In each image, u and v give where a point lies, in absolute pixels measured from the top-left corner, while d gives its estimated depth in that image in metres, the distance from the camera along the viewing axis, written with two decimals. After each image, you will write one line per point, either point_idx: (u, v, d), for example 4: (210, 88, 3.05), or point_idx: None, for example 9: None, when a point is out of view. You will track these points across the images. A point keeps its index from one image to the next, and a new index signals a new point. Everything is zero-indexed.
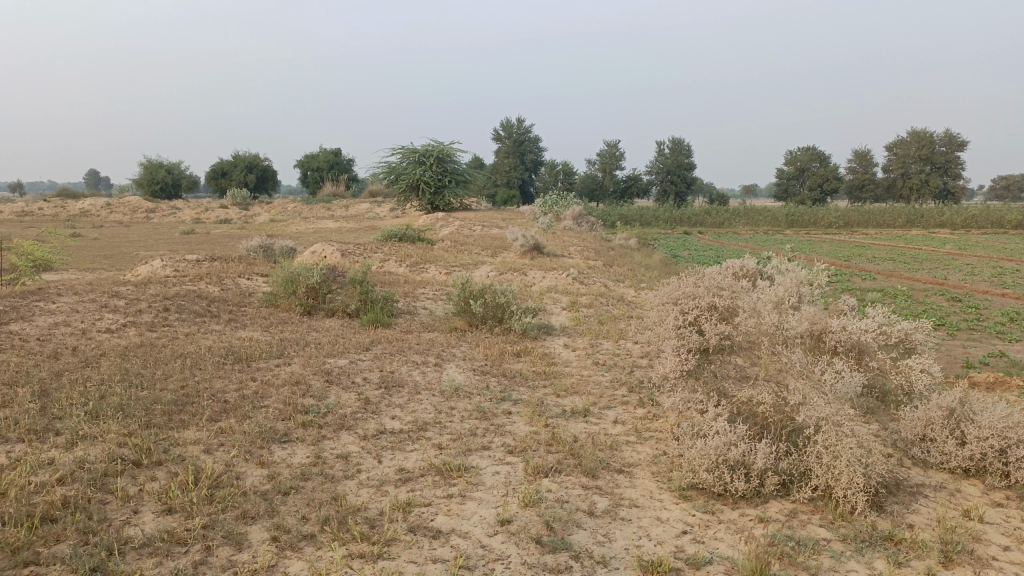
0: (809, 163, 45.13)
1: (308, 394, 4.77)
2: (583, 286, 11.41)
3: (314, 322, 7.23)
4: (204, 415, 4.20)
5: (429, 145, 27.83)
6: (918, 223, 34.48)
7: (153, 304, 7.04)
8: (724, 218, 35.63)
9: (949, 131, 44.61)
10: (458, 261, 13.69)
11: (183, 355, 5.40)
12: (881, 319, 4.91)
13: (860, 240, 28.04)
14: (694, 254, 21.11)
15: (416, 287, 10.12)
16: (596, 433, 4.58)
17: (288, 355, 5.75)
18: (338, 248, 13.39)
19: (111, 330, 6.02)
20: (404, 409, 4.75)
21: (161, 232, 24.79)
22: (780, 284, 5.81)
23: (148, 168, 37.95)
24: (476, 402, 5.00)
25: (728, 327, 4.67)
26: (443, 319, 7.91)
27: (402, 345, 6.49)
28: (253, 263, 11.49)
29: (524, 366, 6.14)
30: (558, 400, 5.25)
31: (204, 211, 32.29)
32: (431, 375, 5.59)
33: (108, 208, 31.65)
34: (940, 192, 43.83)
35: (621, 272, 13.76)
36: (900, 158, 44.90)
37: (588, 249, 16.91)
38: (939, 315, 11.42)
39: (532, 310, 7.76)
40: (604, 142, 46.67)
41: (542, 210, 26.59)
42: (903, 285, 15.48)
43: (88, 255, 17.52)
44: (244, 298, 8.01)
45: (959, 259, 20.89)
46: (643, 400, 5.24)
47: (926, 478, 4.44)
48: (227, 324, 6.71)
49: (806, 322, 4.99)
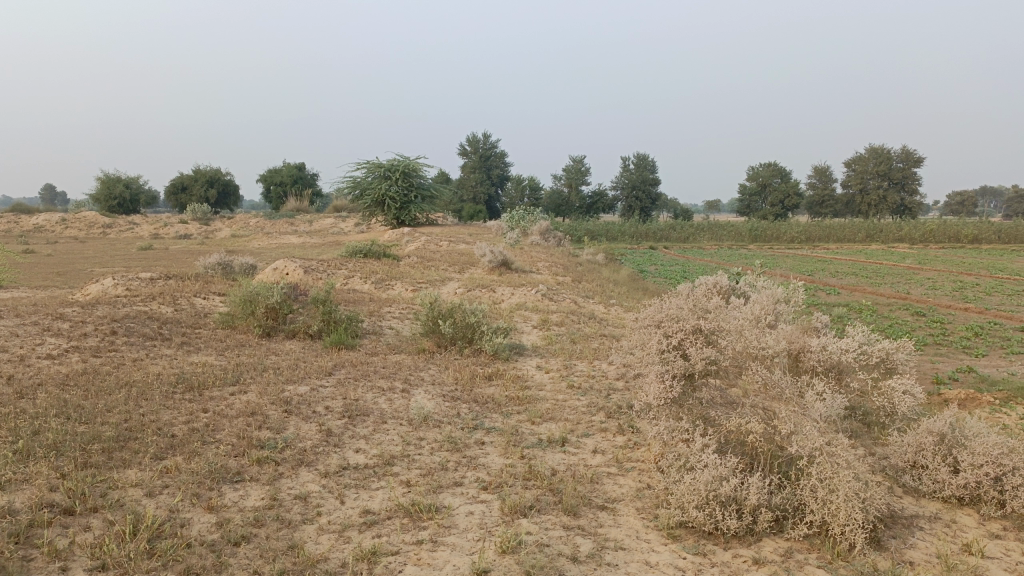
0: (770, 179, 45.69)
1: (265, 427, 4.42)
2: (553, 303, 11.18)
3: (275, 345, 6.85)
4: (149, 452, 3.83)
5: (394, 160, 27.56)
6: (878, 238, 34.97)
7: (99, 327, 6.62)
8: (689, 233, 35.88)
9: (906, 148, 45.52)
10: (425, 278, 13.39)
11: (129, 384, 5.01)
12: (862, 337, 4.70)
13: (822, 254, 28.32)
14: (660, 269, 21.07)
15: (381, 305, 9.80)
16: (575, 464, 4.30)
17: (244, 382, 5.38)
18: (300, 264, 13.00)
19: (52, 356, 5.60)
20: (369, 441, 4.42)
21: (118, 248, 24.11)
22: (757, 302, 5.63)
23: (106, 182, 37.01)
24: (446, 431, 4.69)
25: (714, 351, 4.29)
26: (410, 340, 7.59)
27: (366, 369, 6.15)
28: (212, 281, 11.05)
29: (496, 390, 5.85)
30: (533, 427, 4.97)
31: (163, 226, 31.52)
32: (397, 402, 5.26)
33: (62, 223, 30.76)
34: (897, 208, 44.66)
35: (590, 288, 13.57)
36: (858, 173, 45.65)
37: (556, 265, 16.71)
38: (906, 330, 11.38)
39: (502, 330, 7.49)
40: (569, 158, 46.79)
41: (509, 225, 26.43)
42: (867, 299, 15.53)
43: (38, 272, 16.87)
44: (199, 320, 7.60)
45: (918, 273, 21.14)
46: (622, 428, 4.98)
47: (920, 509, 4.23)
48: (179, 349, 6.31)
49: (785, 341, 4.76)
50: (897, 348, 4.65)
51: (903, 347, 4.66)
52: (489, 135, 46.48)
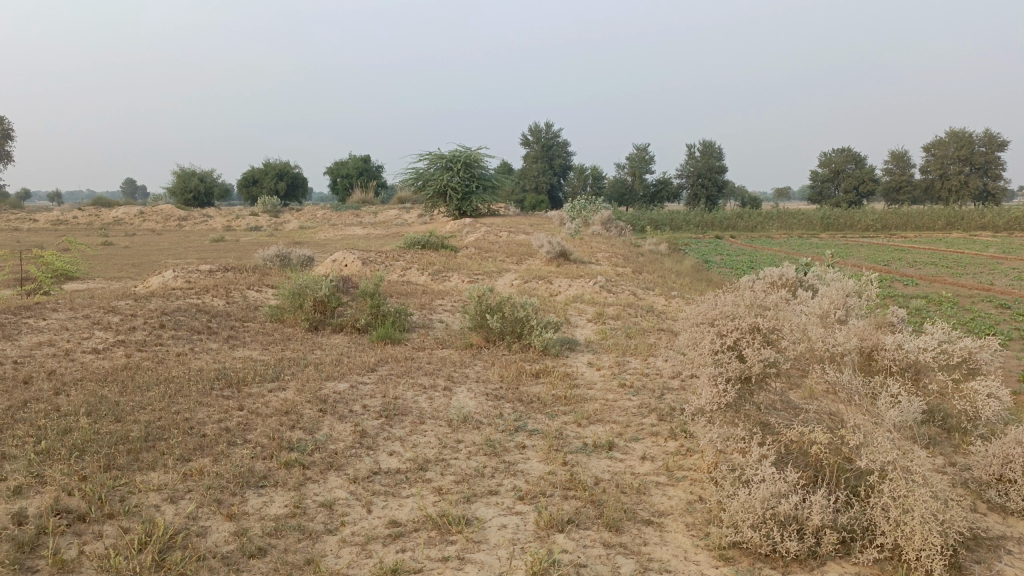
0: (844, 165, 44.02)
1: (298, 426, 4.26)
2: (611, 295, 10.86)
3: (320, 339, 6.73)
4: (174, 454, 3.72)
5: (456, 151, 27.48)
6: (959, 226, 33.27)
7: (149, 320, 6.61)
8: (757, 222, 34.82)
9: (990, 131, 43.26)
10: (482, 269, 13.21)
11: (168, 380, 4.94)
12: (942, 333, 4.26)
13: (899, 244, 27.05)
14: (726, 258, 20.43)
15: (434, 298, 9.62)
16: (620, 472, 4.02)
17: (283, 378, 5.24)
18: (358, 256, 12.99)
19: (97, 351, 5.60)
20: (405, 443, 4.22)
21: (191, 240, 24.74)
22: (825, 296, 5.22)
23: (181, 176, 38.08)
24: (485, 434, 4.45)
25: (775, 352, 3.86)
26: (459, 334, 7.38)
27: (410, 365, 5.97)
28: (269, 274, 11.09)
29: (543, 389, 5.58)
30: (579, 430, 4.70)
31: (234, 218, 32.25)
32: (438, 401, 5.05)
33: (140, 215, 31.76)
34: (980, 193, 42.51)
35: (651, 279, 13.16)
36: (938, 159, 43.59)
37: (617, 256, 16.30)
38: (989, 325, 10.66)
39: (553, 324, 7.20)
40: (633, 146, 45.98)
41: (570, 215, 26.09)
42: (946, 291, 14.69)
43: (114, 264, 17.40)
44: (249, 312, 7.56)
45: (1002, 262, 19.98)
46: (674, 431, 4.66)
47: (1008, 529, 3.79)
48: (224, 342, 6.24)
49: (854, 338, 4.34)
50: (982, 347, 4.20)
51: (987, 346, 4.19)
52: (551, 124, 46.08)
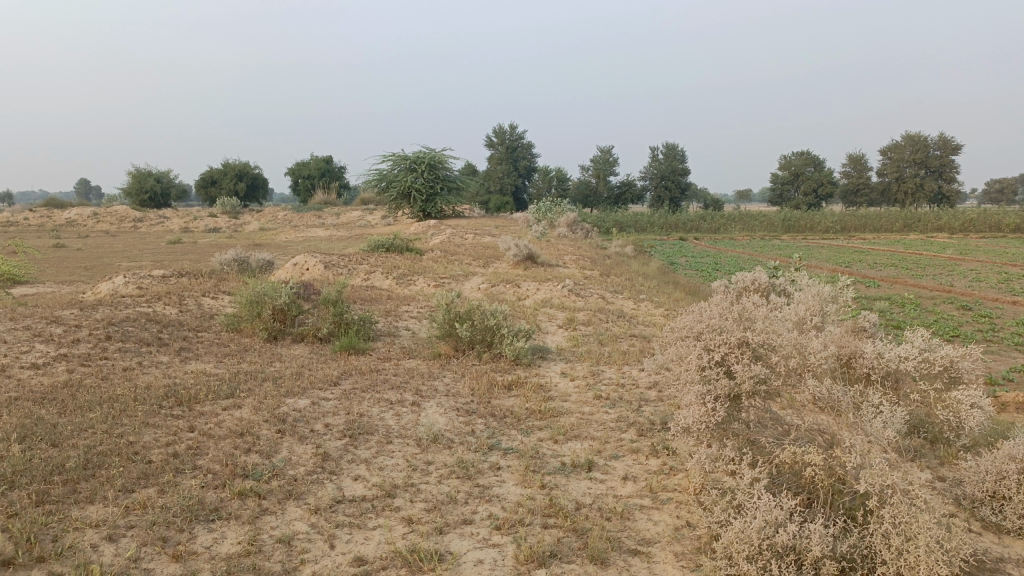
0: (803, 167, 44.55)
1: (254, 450, 3.94)
2: (580, 300, 10.65)
3: (280, 350, 6.39)
4: (115, 484, 3.39)
5: (420, 152, 27.10)
6: (916, 228, 33.81)
7: (94, 332, 6.20)
8: (720, 224, 34.99)
9: (944, 135, 44.11)
10: (448, 272, 12.92)
11: (113, 399, 4.57)
12: (922, 342, 4.01)
13: (859, 245, 27.34)
14: (691, 261, 20.41)
15: (399, 304, 9.30)
16: (602, 495, 3.78)
17: (239, 394, 4.90)
18: (321, 259, 12.62)
19: (36, 366, 5.19)
20: (371, 466, 3.93)
21: (147, 242, 24.03)
22: (801, 302, 5.06)
23: (137, 176, 37.05)
24: (457, 454, 4.17)
25: (764, 368, 3.67)
26: (426, 343, 7.09)
27: (375, 378, 5.66)
28: (227, 279, 10.68)
29: (516, 402, 5.33)
30: (555, 447, 4.45)
31: (193, 220, 31.44)
32: (405, 418, 4.76)
33: (94, 217, 30.78)
34: (935, 196, 43.30)
35: (619, 282, 13.00)
36: (894, 162, 44.29)
37: (584, 258, 16.13)
38: (953, 326, 10.66)
39: (524, 332, 6.94)
40: (597, 149, 46.02)
41: (536, 216, 25.95)
42: (909, 292, 14.76)
43: (65, 266, 16.75)
44: (204, 321, 7.17)
45: (960, 263, 20.29)
46: (656, 449, 4.43)
47: (1005, 551, 3.63)
48: (176, 355, 5.87)
49: (833, 345, 4.12)
50: (964, 355, 3.93)
51: (970, 354, 3.93)
52: (514, 126, 45.88)
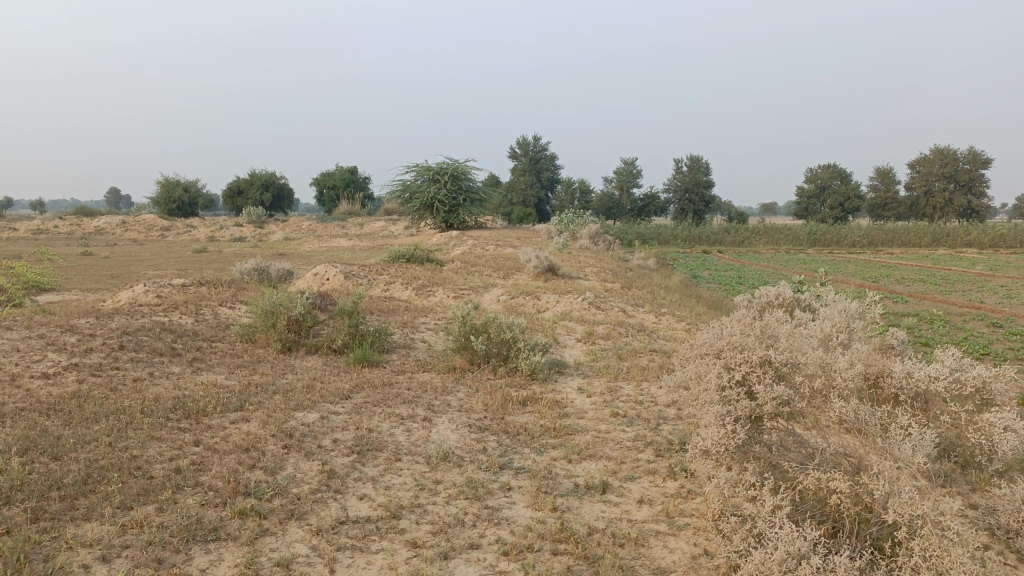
0: (829, 181, 44.04)
1: (258, 466, 3.84)
2: (600, 313, 10.50)
3: (293, 361, 6.30)
4: (114, 501, 3.31)
5: (443, 163, 27.12)
6: (945, 243, 33.22)
7: (108, 341, 6.16)
8: (744, 237, 34.64)
9: (974, 148, 43.43)
10: (468, 284, 12.83)
11: (120, 410, 4.51)
12: (953, 361, 3.81)
13: (886, 260, 26.90)
14: (714, 274, 20.15)
15: (417, 316, 9.20)
16: (616, 519, 3.64)
17: (248, 407, 4.81)
18: (341, 269, 12.59)
19: (47, 376, 5.15)
20: (377, 485, 3.81)
21: (174, 250, 24.25)
22: (826, 318, 4.87)
23: (165, 185, 37.50)
24: (467, 473, 4.05)
25: (787, 389, 3.50)
26: (442, 356, 6.98)
27: (388, 392, 5.56)
28: (247, 288, 10.64)
29: (530, 418, 5.19)
30: (569, 467, 4.31)
31: (218, 229, 31.70)
32: (416, 434, 4.64)
33: (122, 225, 31.15)
34: (964, 210, 42.58)
35: (640, 295, 12.82)
36: (922, 175, 43.63)
37: (606, 270, 15.97)
38: (984, 344, 10.35)
39: (541, 345, 6.81)
40: (621, 160, 45.85)
41: (558, 228, 25.84)
42: (938, 309, 14.41)
43: (91, 274, 16.88)
44: (219, 331, 7.12)
45: (990, 279, 19.85)
46: (673, 470, 4.28)
47: None
48: (188, 366, 5.80)
49: (858, 363, 3.93)
50: (997, 376, 3.71)
51: (1003, 375, 3.72)
52: (538, 137, 45.85)
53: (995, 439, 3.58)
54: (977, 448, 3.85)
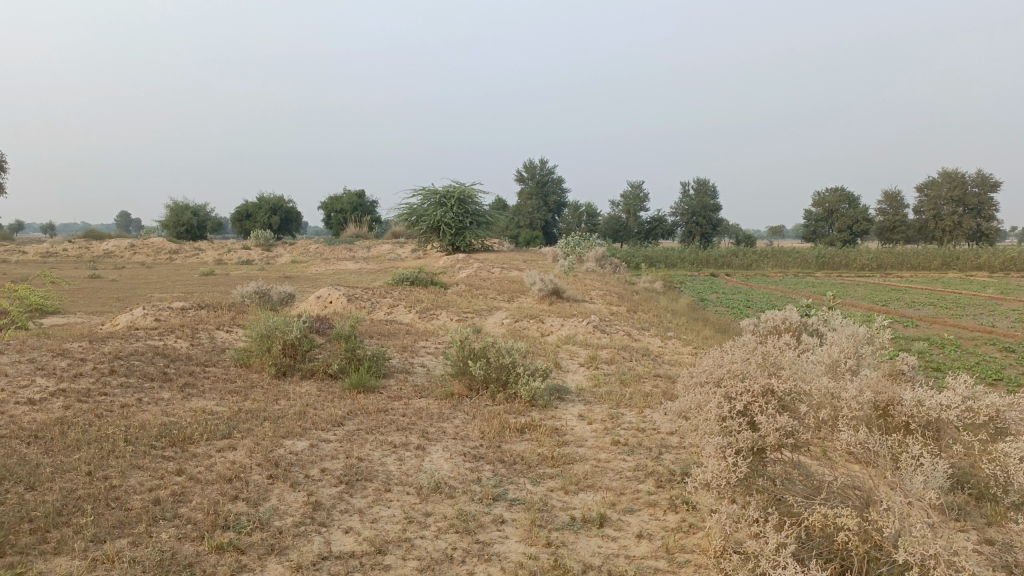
0: (838, 204, 43.92)
1: (241, 497, 3.69)
2: (605, 337, 10.35)
3: (287, 387, 6.17)
4: (87, 534, 3.16)
5: (450, 186, 27.13)
6: (955, 266, 32.95)
7: (98, 366, 6.04)
8: (752, 260, 34.46)
9: (982, 172, 43.26)
10: (471, 307, 12.70)
11: (103, 437, 4.37)
12: (965, 388, 3.63)
13: (895, 283, 26.62)
14: (722, 297, 19.99)
15: (417, 339, 9.07)
16: (614, 555, 3.47)
17: (236, 435, 4.67)
18: (344, 292, 12.48)
19: (32, 401, 5.02)
20: (364, 517, 3.65)
21: (181, 274, 24.26)
22: (833, 343, 4.72)
23: (174, 209, 37.62)
24: (458, 505, 3.89)
25: (792, 420, 3.35)
26: (440, 381, 6.83)
27: (383, 418, 5.42)
28: (247, 311, 10.54)
29: (528, 446, 5.03)
30: (565, 498, 4.15)
31: (226, 252, 31.72)
32: (408, 463, 4.49)
33: (131, 248, 31.21)
34: (973, 234, 42.33)
35: (646, 319, 12.67)
36: (931, 199, 43.45)
37: (611, 294, 15.82)
38: (995, 369, 10.15)
39: (541, 370, 6.65)
40: (628, 184, 45.88)
41: (565, 251, 25.73)
42: (948, 333, 14.19)
43: (96, 297, 16.83)
44: (214, 356, 6.99)
45: (1000, 303, 19.62)
46: (674, 503, 4.11)
47: None
48: (179, 391, 5.67)
49: (866, 390, 3.76)
50: (1010, 405, 3.54)
51: (1017, 404, 3.54)
52: (545, 161, 45.94)
53: (1011, 470, 3.39)
54: (991, 480, 3.67)
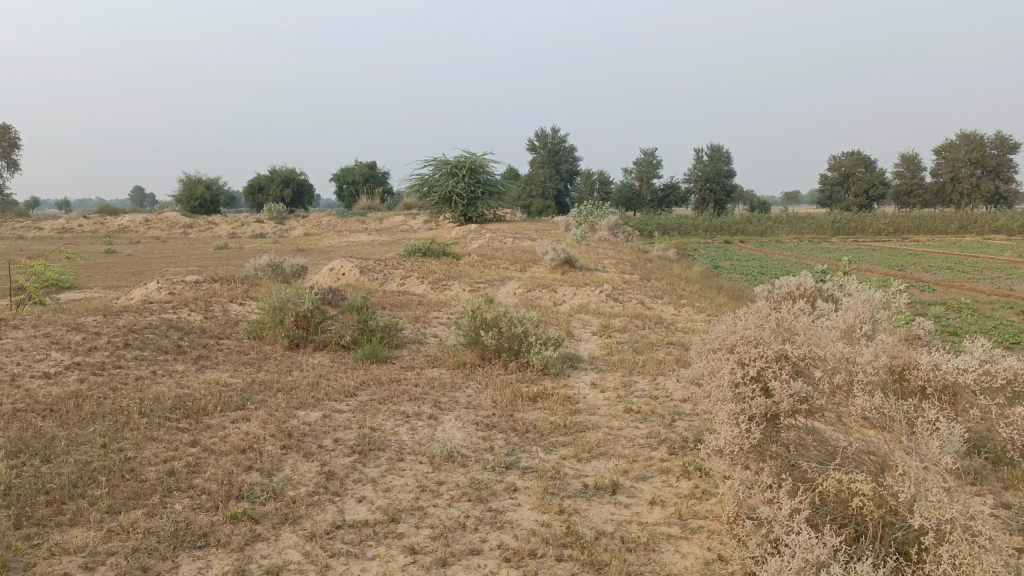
0: (853, 168, 43.35)
1: (254, 467, 3.71)
2: (617, 305, 10.30)
3: (300, 358, 6.19)
4: (102, 505, 3.20)
5: (461, 156, 26.97)
6: (972, 229, 32.53)
7: (113, 339, 6.08)
8: (767, 226, 34.17)
9: (1002, 133, 42.50)
10: (484, 277, 12.69)
11: (117, 410, 4.40)
12: (983, 352, 3.58)
13: (911, 248, 26.33)
14: (736, 264, 19.84)
15: (429, 310, 9.06)
16: (626, 522, 3.47)
17: (249, 406, 4.69)
18: (356, 263, 12.49)
19: (48, 375, 5.07)
20: (377, 487, 3.67)
21: (195, 248, 24.36)
22: (848, 309, 4.66)
23: (187, 183, 37.70)
24: (471, 474, 3.89)
25: (806, 385, 3.31)
26: (452, 351, 6.83)
27: (395, 388, 5.42)
28: (260, 284, 10.56)
29: (540, 415, 5.03)
30: (578, 466, 4.14)
31: (240, 226, 31.81)
32: (421, 433, 4.50)
33: (145, 222, 31.35)
34: (992, 196, 41.73)
35: (659, 287, 12.61)
36: (948, 161, 42.80)
37: (624, 262, 15.74)
38: (1012, 333, 10.04)
39: (554, 339, 6.64)
40: (641, 151, 45.45)
41: (577, 219, 25.61)
42: (965, 297, 14.03)
43: (112, 272, 16.95)
44: (227, 329, 7.03)
45: (1019, 266, 19.37)
46: (687, 469, 4.10)
47: None
48: (192, 364, 5.71)
49: (881, 355, 3.71)
50: None
51: None
52: (557, 129, 45.55)
53: None
54: (1008, 444, 3.63)
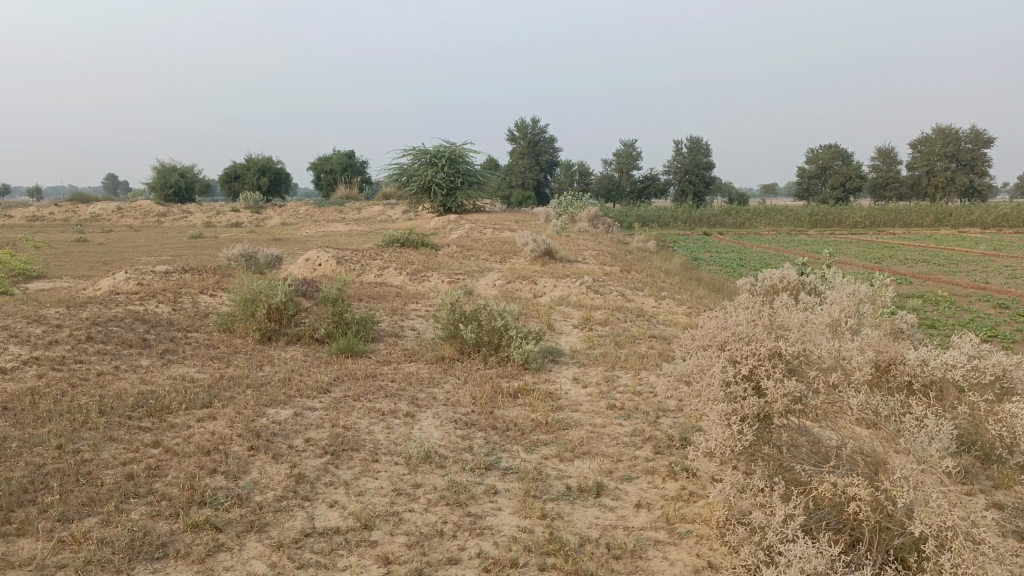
0: (831, 161, 43.56)
1: (220, 470, 3.51)
2: (598, 297, 10.15)
3: (272, 352, 5.97)
4: (54, 513, 2.99)
5: (440, 145, 26.63)
6: (947, 223, 32.73)
7: (75, 332, 5.81)
8: (745, 218, 34.19)
9: (976, 127, 42.85)
10: (463, 268, 12.48)
11: (76, 408, 4.17)
12: (972, 348, 3.46)
13: (888, 240, 26.44)
14: (715, 256, 19.75)
15: (407, 302, 8.85)
16: (613, 526, 3.32)
17: (216, 403, 4.48)
18: (333, 254, 12.23)
19: (3, 371, 4.81)
20: (350, 490, 3.48)
21: (169, 237, 23.85)
22: (833, 302, 4.54)
23: (162, 171, 37.02)
24: (448, 476, 3.73)
25: (799, 385, 3.17)
26: (430, 345, 6.64)
27: (371, 384, 5.23)
28: (233, 275, 10.29)
29: (522, 412, 4.86)
30: (561, 467, 3.98)
31: (215, 214, 31.29)
32: (397, 432, 4.32)
33: (118, 211, 30.74)
34: (966, 190, 42.10)
35: (640, 278, 12.47)
36: (924, 155, 43.09)
37: (604, 253, 15.59)
38: (990, 326, 10.00)
39: (535, 333, 6.46)
40: (621, 142, 45.35)
41: (557, 211, 25.42)
42: (942, 290, 14.03)
43: (82, 262, 16.53)
44: (196, 321, 6.78)
45: (994, 260, 19.49)
46: (674, 470, 3.95)
47: None
48: (158, 359, 5.47)
49: (868, 350, 3.58)
50: (1018, 363, 3.36)
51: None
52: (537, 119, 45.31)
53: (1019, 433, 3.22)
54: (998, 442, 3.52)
